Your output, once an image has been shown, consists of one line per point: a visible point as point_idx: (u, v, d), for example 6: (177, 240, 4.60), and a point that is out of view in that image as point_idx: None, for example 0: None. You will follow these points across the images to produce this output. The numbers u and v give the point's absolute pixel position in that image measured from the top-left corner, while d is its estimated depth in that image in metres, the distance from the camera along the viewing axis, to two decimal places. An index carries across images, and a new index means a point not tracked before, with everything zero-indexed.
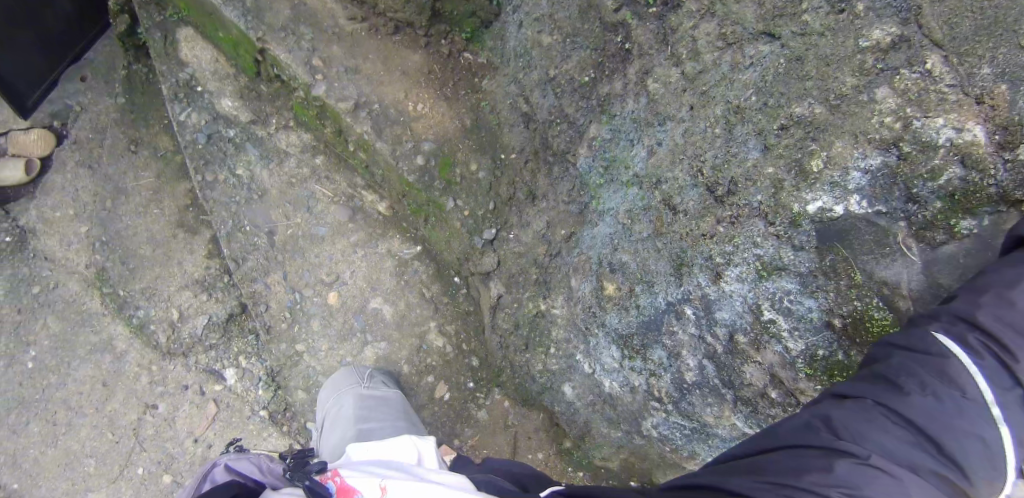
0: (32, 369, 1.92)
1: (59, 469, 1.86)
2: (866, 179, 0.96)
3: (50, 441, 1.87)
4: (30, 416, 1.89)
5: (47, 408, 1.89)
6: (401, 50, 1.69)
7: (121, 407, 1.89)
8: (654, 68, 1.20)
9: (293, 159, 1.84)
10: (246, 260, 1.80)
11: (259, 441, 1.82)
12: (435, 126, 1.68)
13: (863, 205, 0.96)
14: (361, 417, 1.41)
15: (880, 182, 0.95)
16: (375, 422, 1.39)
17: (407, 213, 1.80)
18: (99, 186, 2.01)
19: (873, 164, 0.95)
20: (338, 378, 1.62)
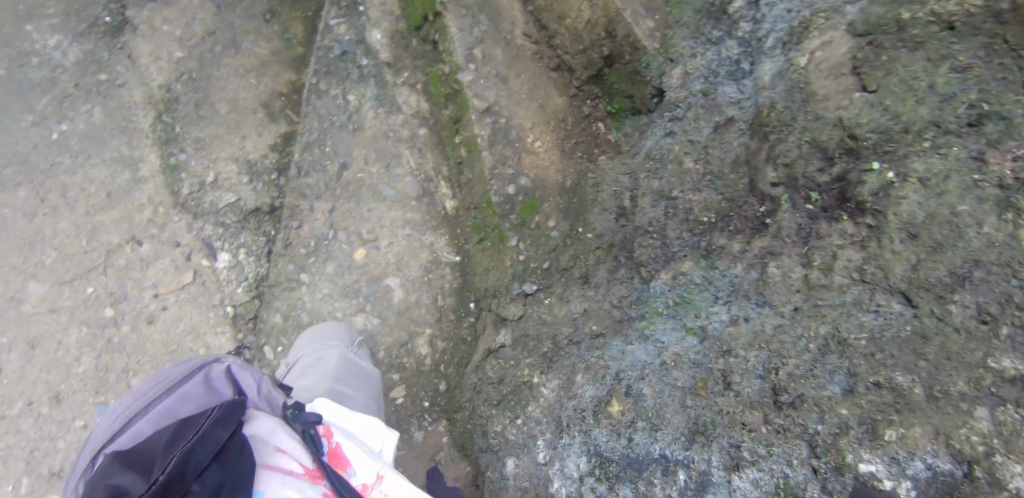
0: (54, 140, 1.77)
1: (23, 245, 1.73)
2: (926, 474, 0.95)
3: (31, 210, 1.74)
4: (25, 181, 1.75)
5: (45, 185, 1.75)
6: (550, 87, 1.72)
7: (104, 228, 1.75)
8: (778, 253, 1.19)
9: (400, 115, 1.84)
10: (307, 175, 1.81)
11: (209, 332, 1.73)
12: (540, 168, 1.69)
13: (910, 494, 0.95)
14: (338, 378, 1.31)
15: (937, 485, 0.94)
16: (348, 387, 1.31)
17: (466, 222, 1.78)
18: (213, 26, 1.85)
19: (939, 466, 0.94)
20: (306, 340, 1.47)
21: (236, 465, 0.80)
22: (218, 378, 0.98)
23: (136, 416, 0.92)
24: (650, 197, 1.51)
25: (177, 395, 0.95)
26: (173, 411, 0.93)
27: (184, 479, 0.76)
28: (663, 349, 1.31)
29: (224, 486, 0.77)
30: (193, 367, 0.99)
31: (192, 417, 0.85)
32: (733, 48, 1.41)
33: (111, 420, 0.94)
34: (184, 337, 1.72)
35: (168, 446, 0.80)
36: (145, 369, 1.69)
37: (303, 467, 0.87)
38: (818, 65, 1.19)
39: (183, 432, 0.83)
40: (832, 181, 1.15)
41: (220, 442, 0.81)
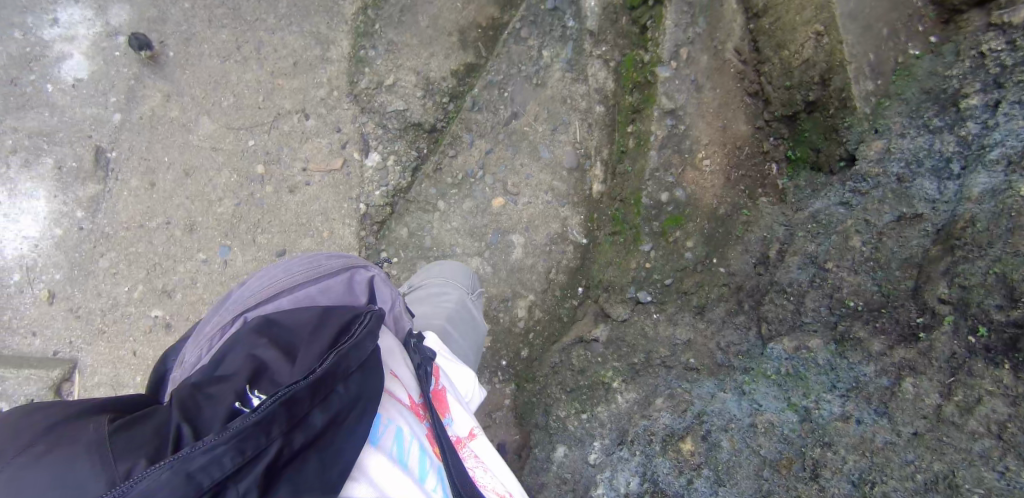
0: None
1: (207, 82, 1.82)
2: None
3: (224, 53, 1.83)
4: (228, 25, 1.83)
5: (243, 34, 1.84)
6: (739, 110, 1.66)
7: (282, 93, 1.84)
8: (920, 371, 1.13)
9: (585, 87, 1.84)
10: (478, 112, 1.84)
11: (338, 221, 1.83)
12: (699, 185, 1.66)
13: None
14: (451, 318, 1.40)
15: None
16: (456, 330, 1.38)
17: (606, 211, 1.80)
18: None
19: None
20: (436, 268, 1.56)
21: (371, 378, 0.90)
22: (361, 283, 1.05)
23: (283, 291, 1.00)
24: (800, 258, 1.43)
25: (322, 285, 1.02)
26: (315, 299, 1.02)
27: (334, 378, 0.86)
28: (757, 410, 1.29)
29: (362, 396, 0.87)
30: (341, 262, 1.05)
31: (342, 317, 0.93)
32: (949, 144, 1.30)
33: (260, 286, 1.02)
34: (316, 216, 1.82)
35: (322, 341, 0.89)
36: (272, 232, 1.80)
37: (411, 401, 0.98)
38: None
39: (334, 329, 0.91)
40: (1005, 323, 1.07)
41: (364, 353, 0.90)
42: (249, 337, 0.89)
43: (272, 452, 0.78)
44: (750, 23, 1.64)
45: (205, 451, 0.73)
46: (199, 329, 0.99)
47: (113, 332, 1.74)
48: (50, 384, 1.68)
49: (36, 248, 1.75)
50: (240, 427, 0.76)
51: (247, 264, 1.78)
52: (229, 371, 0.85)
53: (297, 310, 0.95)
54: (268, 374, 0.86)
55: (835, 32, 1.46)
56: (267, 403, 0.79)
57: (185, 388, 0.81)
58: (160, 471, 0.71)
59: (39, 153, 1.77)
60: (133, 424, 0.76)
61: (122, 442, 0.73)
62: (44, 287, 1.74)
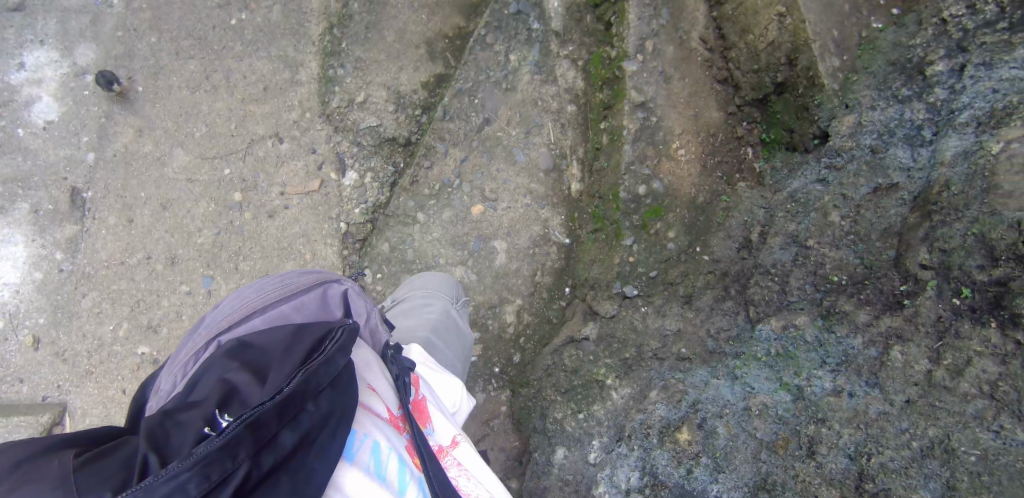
0: (230, 26, 1.85)
1: (178, 113, 1.82)
2: None
3: (193, 84, 1.83)
4: (195, 55, 1.83)
5: (211, 63, 1.84)
6: (710, 98, 1.67)
7: (254, 118, 1.84)
8: (907, 338, 1.12)
9: (554, 87, 1.85)
10: (450, 121, 1.83)
11: (320, 241, 1.82)
12: (676, 174, 1.66)
13: None
14: (434, 328, 1.38)
15: None
16: (441, 341, 1.37)
17: (586, 209, 1.79)
18: None
19: None
20: (419, 280, 1.54)
21: (344, 394, 0.86)
22: (335, 297, 1.04)
23: (256, 312, 1.00)
24: (782, 238, 1.42)
25: (295, 302, 1.02)
26: (289, 317, 1.01)
27: (304, 397, 0.83)
28: (750, 393, 1.27)
29: (333, 413, 0.84)
30: (314, 278, 1.05)
31: (313, 334, 0.90)
32: (919, 111, 1.30)
33: (233, 307, 1.02)
34: (297, 238, 1.81)
35: (292, 359, 0.86)
36: (254, 258, 1.79)
37: (389, 413, 0.95)
38: (1010, 157, 1.09)
39: (306, 346, 0.88)
40: (987, 282, 1.06)
41: (336, 368, 0.87)
42: (221, 361, 0.88)
43: (240, 476, 0.75)
44: (714, 12, 1.65)
45: (168, 479, 0.71)
46: (174, 357, 0.98)
47: (101, 372, 1.71)
48: (39, 429, 1.65)
49: (18, 294, 1.73)
50: (205, 453, 0.73)
51: (232, 293, 1.76)
52: (199, 396, 0.83)
53: (269, 330, 0.92)
54: (238, 397, 0.83)
55: (796, 12, 1.47)
56: (233, 425, 0.76)
57: (153, 416, 0.79)
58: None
59: (14, 199, 1.76)
60: (100, 457, 0.75)
61: (88, 477, 0.73)
62: (28, 332, 1.72)
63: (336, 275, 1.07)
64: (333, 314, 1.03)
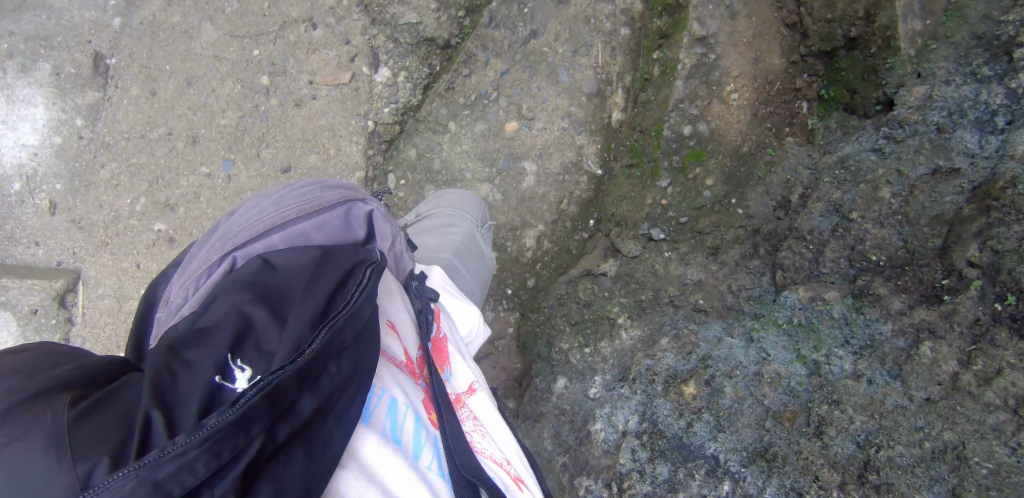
0: None
1: None
2: None
3: None
4: None
5: None
6: (774, 43, 1.59)
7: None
8: (939, 336, 1.10)
9: (609, 6, 1.73)
10: (495, 29, 1.75)
11: (345, 138, 1.76)
12: (723, 119, 1.59)
13: None
14: (456, 251, 1.35)
15: None
16: (463, 266, 1.34)
17: (624, 142, 1.73)
18: None
19: None
20: (446, 196, 1.50)
21: (365, 350, 0.80)
22: (358, 217, 0.99)
23: (274, 227, 0.94)
24: (824, 205, 1.37)
25: (316, 221, 0.96)
26: (308, 235, 0.95)
27: (327, 358, 0.75)
28: (765, 359, 1.27)
29: (355, 374, 0.78)
30: (338, 194, 0.98)
31: (338, 271, 0.83)
32: (997, 96, 1.20)
33: (248, 220, 0.94)
34: (324, 132, 1.75)
35: (314, 304, 0.78)
36: (278, 147, 1.73)
37: (407, 358, 0.93)
38: None
39: (330, 286, 0.81)
40: None
41: (359, 323, 0.79)
42: (235, 291, 0.79)
43: (251, 452, 0.67)
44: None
45: (175, 457, 0.61)
46: (184, 266, 0.93)
47: (117, 244, 1.69)
48: (54, 294, 1.66)
49: (36, 157, 1.69)
50: (216, 427, 0.63)
51: (252, 180, 1.72)
52: (209, 328, 0.74)
53: (291, 252, 0.86)
54: (252, 338, 0.75)
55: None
56: (249, 396, 0.66)
57: (158, 354, 0.70)
58: (122, 482, 0.59)
59: (37, 58, 1.68)
60: (97, 408, 0.65)
61: (85, 439, 0.62)
62: (45, 197, 1.69)
63: (361, 193, 1.01)
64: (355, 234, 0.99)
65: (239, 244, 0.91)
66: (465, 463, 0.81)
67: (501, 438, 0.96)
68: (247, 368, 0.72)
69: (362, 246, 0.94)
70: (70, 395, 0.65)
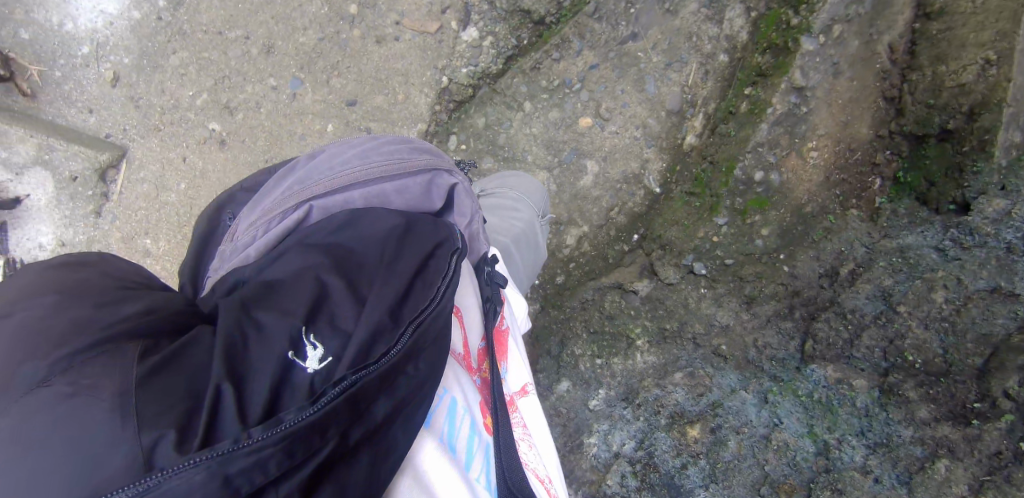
0: None
1: None
2: None
3: None
4: None
5: None
6: (867, 112, 1.55)
7: None
8: (957, 456, 1.10)
9: (715, 29, 1.68)
10: (597, 20, 1.70)
11: (416, 88, 1.74)
12: (796, 173, 1.57)
13: None
14: (517, 236, 1.33)
15: None
16: (519, 254, 1.32)
17: (690, 169, 1.71)
18: None
19: None
20: (515, 180, 1.50)
21: (441, 353, 0.79)
22: (439, 187, 0.97)
23: (356, 183, 0.93)
24: (872, 289, 1.37)
25: (398, 184, 0.95)
26: (387, 197, 0.95)
27: (405, 361, 0.74)
28: (776, 425, 1.28)
29: (430, 377, 0.77)
30: (425, 161, 0.97)
31: (421, 260, 0.82)
32: None
33: (331, 169, 0.94)
34: (397, 76, 1.73)
35: (394, 293, 0.77)
36: (349, 78, 1.72)
37: (464, 352, 0.93)
38: None
39: (411, 277, 0.79)
40: None
41: (439, 324, 0.78)
42: (316, 261, 0.79)
43: (322, 455, 0.67)
44: (915, 23, 1.51)
45: (250, 453, 0.62)
46: (260, 202, 0.94)
47: (169, 133, 1.68)
48: (96, 168, 1.65)
49: (111, 26, 1.65)
50: (293, 423, 0.64)
51: (315, 105, 1.71)
52: (287, 302, 0.74)
53: (374, 220, 0.85)
54: (328, 315, 0.75)
55: (1005, 66, 1.34)
56: (333, 398, 0.67)
57: (231, 320, 0.71)
58: (194, 471, 0.60)
59: None
60: (167, 368, 0.66)
61: (154, 408, 0.62)
62: (110, 68, 1.66)
63: (448, 163, 0.99)
64: (433, 204, 0.97)
65: (317, 194, 0.91)
66: (515, 476, 0.80)
67: (547, 456, 0.95)
68: (320, 346, 0.72)
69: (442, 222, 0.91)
70: (139, 343, 0.68)
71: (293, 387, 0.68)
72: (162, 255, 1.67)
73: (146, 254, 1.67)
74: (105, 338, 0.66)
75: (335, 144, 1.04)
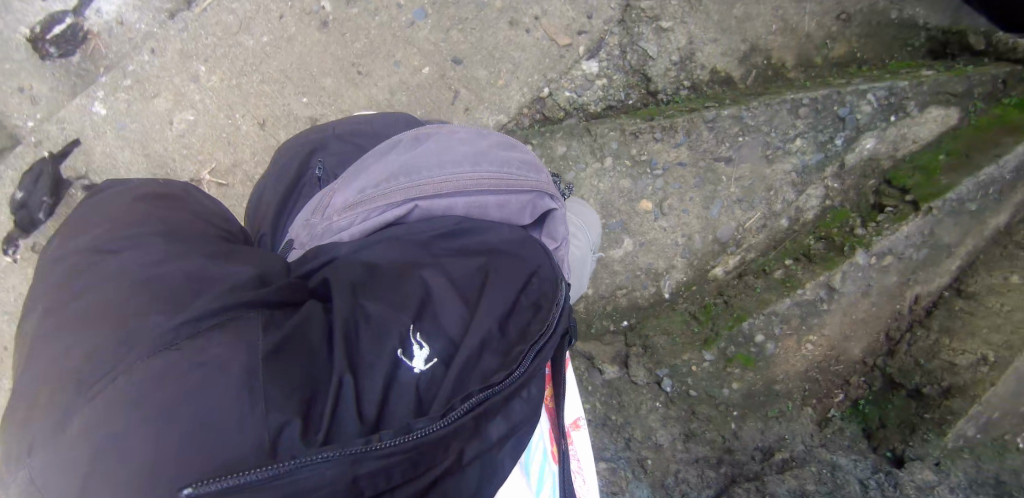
0: None
1: None
2: None
3: None
4: None
5: None
6: (866, 337, 1.65)
7: None
8: None
9: (792, 195, 1.77)
10: (710, 132, 1.75)
11: (517, 83, 1.80)
12: (786, 356, 1.65)
13: None
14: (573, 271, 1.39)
15: None
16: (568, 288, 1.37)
17: (704, 295, 1.78)
18: None
19: None
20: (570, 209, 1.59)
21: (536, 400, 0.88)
22: (538, 208, 1.04)
23: (459, 191, 0.99)
24: (794, 484, 1.47)
25: (500, 198, 1.01)
26: (487, 208, 1.01)
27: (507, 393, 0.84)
28: None
29: (522, 422, 0.86)
30: (529, 181, 1.03)
31: (518, 296, 0.93)
32: None
33: (433, 167, 1.00)
34: (509, 61, 1.78)
35: (494, 323, 0.88)
36: (468, 38, 1.76)
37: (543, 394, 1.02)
38: None
39: (507, 309, 0.91)
40: None
41: (535, 361, 0.88)
42: (427, 276, 0.91)
43: (438, 470, 0.79)
44: (946, 291, 1.61)
45: (381, 454, 0.74)
46: (360, 180, 1.01)
47: None
48: None
49: None
50: (421, 434, 0.77)
51: (427, 42, 1.75)
52: (398, 311, 0.86)
53: (465, 253, 0.96)
54: (433, 328, 0.87)
55: (998, 375, 1.44)
56: (459, 413, 0.79)
57: (348, 313, 0.84)
58: (325, 465, 0.71)
59: None
60: (288, 354, 0.79)
61: (276, 394, 0.75)
62: None
63: (547, 186, 1.04)
64: (525, 221, 1.03)
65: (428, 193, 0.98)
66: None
67: (589, 482, 1.10)
68: (425, 348, 0.85)
69: (533, 244, 0.99)
70: (261, 318, 0.82)
71: (403, 382, 0.82)
72: (208, 89, 1.70)
73: (194, 80, 1.70)
74: (228, 308, 0.80)
75: (439, 128, 1.10)
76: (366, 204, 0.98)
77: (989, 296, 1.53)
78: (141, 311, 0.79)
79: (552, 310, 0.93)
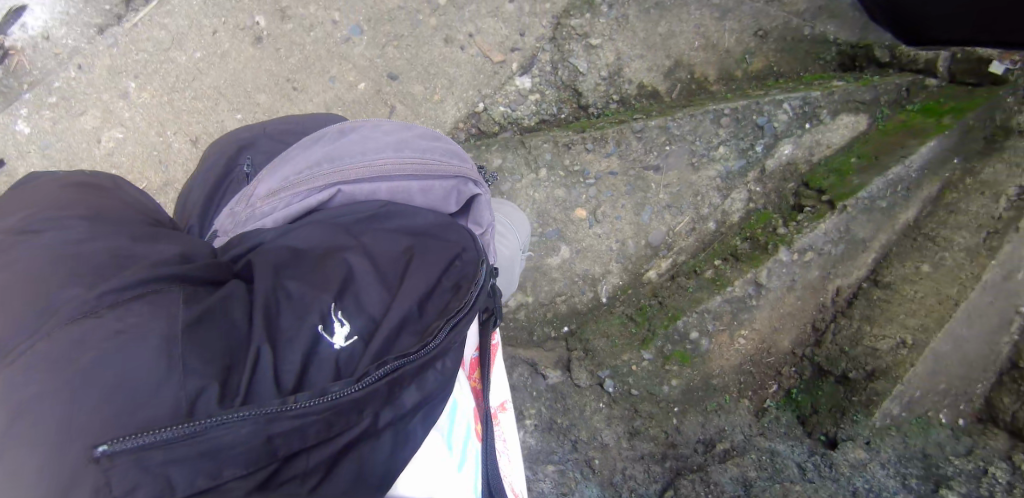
0: None
1: None
2: None
3: None
4: None
5: None
6: (795, 329, 1.73)
7: None
8: None
9: (718, 199, 1.85)
10: (638, 140, 1.83)
11: (451, 97, 1.88)
12: (722, 352, 1.71)
13: None
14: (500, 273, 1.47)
15: None
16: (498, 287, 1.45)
17: (641, 297, 1.84)
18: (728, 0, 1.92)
19: None
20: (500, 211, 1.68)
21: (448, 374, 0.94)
22: (461, 195, 1.13)
23: (383, 177, 1.07)
24: (737, 472, 1.50)
25: (423, 184, 1.10)
26: (411, 194, 1.10)
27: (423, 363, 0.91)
28: None
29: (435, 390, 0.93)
30: (452, 169, 1.12)
31: (438, 277, 0.99)
32: None
33: (360, 156, 1.07)
34: (445, 77, 1.87)
35: (413, 300, 0.95)
36: (404, 55, 1.85)
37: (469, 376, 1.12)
38: None
39: (427, 289, 0.97)
40: None
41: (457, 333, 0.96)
42: (348, 255, 0.97)
43: (352, 434, 0.85)
44: (865, 282, 1.69)
45: (294, 418, 0.80)
46: (288, 168, 1.07)
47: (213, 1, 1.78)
48: None
49: None
50: (337, 397, 0.83)
51: (363, 57, 1.84)
52: (319, 285, 0.92)
53: (388, 237, 1.02)
54: (353, 301, 0.93)
55: (916, 354, 1.51)
56: (374, 378, 0.86)
57: (269, 288, 0.90)
58: (243, 423, 0.76)
59: None
60: (205, 324, 0.83)
61: (195, 362, 0.78)
62: None
63: (470, 174, 1.13)
64: (448, 207, 1.12)
65: (349, 179, 1.05)
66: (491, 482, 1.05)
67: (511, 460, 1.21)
68: (345, 324, 0.90)
69: (456, 227, 1.07)
70: (183, 290, 0.85)
71: (323, 356, 0.87)
72: (138, 105, 1.79)
73: (123, 96, 1.79)
74: (153, 279, 0.82)
75: (364, 120, 1.16)
76: (288, 190, 1.04)
77: (904, 284, 1.61)
78: (64, 279, 0.79)
79: (472, 288, 1.00)
